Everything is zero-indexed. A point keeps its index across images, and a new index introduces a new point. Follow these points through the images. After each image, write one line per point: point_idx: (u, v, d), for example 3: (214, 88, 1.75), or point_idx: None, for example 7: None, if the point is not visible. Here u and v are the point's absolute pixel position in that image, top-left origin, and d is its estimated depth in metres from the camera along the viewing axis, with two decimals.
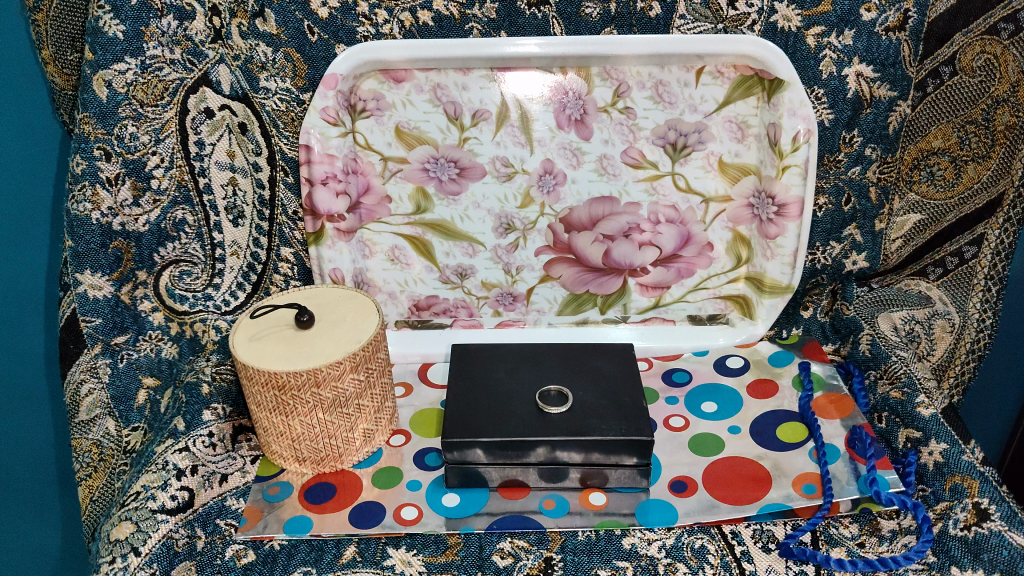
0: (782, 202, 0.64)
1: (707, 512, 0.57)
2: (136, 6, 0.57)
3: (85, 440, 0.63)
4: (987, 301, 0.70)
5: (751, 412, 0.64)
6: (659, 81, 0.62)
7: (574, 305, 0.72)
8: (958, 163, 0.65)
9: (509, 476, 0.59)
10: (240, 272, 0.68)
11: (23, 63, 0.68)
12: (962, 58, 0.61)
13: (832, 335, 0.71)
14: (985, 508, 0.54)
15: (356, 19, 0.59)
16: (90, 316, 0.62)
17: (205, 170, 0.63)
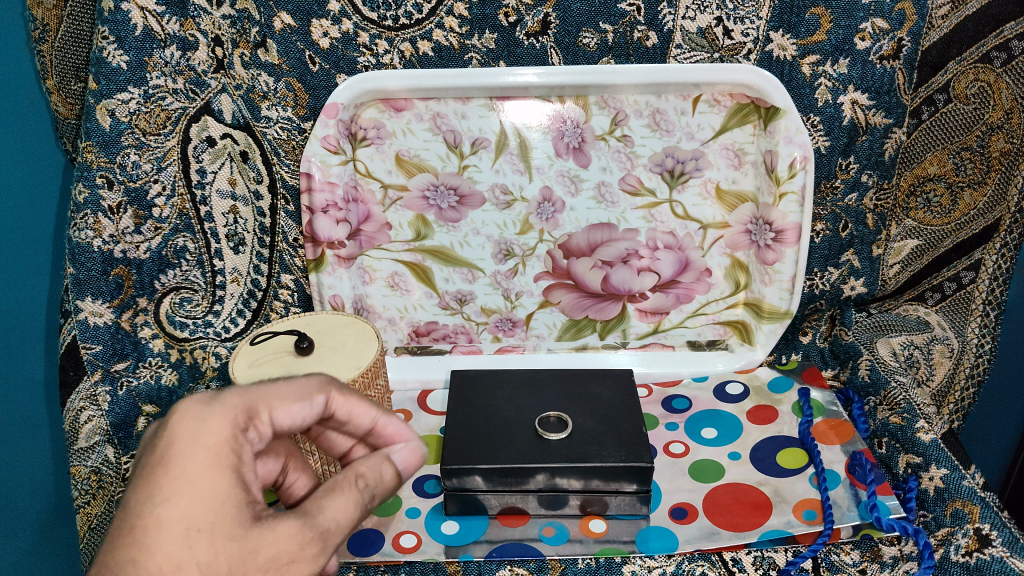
0: (780, 227, 0.64)
1: (707, 539, 0.56)
2: (140, 36, 0.57)
3: (84, 467, 0.60)
4: (986, 327, 0.70)
5: (751, 438, 0.64)
6: (656, 110, 0.63)
7: (573, 331, 0.72)
8: (954, 189, 0.66)
9: (509, 504, 0.59)
10: (240, 299, 0.68)
11: (26, 91, 0.70)
12: (956, 85, 0.62)
13: (832, 360, 0.71)
14: (986, 534, 0.53)
15: (357, 49, 0.60)
16: (90, 343, 0.62)
17: (206, 198, 0.64)
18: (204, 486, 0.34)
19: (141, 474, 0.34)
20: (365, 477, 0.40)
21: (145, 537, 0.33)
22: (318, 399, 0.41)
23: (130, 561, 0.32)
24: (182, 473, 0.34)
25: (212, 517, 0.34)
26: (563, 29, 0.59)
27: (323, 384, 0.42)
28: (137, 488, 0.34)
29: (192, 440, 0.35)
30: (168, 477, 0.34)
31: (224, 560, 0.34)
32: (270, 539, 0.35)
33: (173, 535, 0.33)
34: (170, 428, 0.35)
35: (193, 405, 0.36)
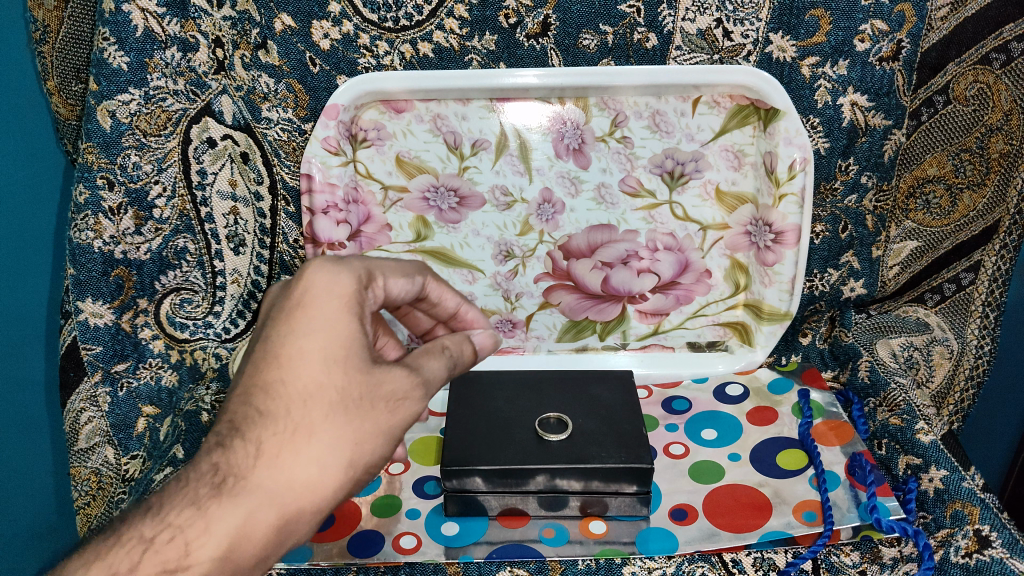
0: (780, 229, 0.64)
1: (707, 540, 0.56)
2: (140, 37, 0.57)
3: (84, 468, 0.60)
4: (986, 328, 0.70)
5: (751, 440, 0.64)
6: (656, 111, 0.63)
7: (573, 332, 0.72)
8: (954, 190, 0.66)
9: (509, 505, 0.59)
10: (240, 300, 0.68)
11: (26, 91, 0.71)
12: (956, 87, 0.62)
13: (832, 361, 0.71)
14: (986, 535, 0.53)
15: (357, 50, 0.60)
16: (90, 343, 0.62)
17: (207, 199, 0.64)
18: (334, 327, 0.39)
19: (284, 313, 0.40)
20: (449, 348, 0.45)
21: (286, 365, 0.39)
22: (420, 277, 0.46)
23: (275, 385, 0.39)
24: (315, 315, 0.39)
25: (338, 355, 0.39)
26: (563, 31, 0.59)
27: (420, 267, 0.46)
28: (280, 326, 0.39)
29: (324, 288, 0.40)
30: (303, 320, 0.39)
31: (352, 389, 0.39)
32: (388, 378, 0.40)
33: (309, 362, 0.39)
34: (304, 276, 0.40)
35: (326, 260, 0.41)
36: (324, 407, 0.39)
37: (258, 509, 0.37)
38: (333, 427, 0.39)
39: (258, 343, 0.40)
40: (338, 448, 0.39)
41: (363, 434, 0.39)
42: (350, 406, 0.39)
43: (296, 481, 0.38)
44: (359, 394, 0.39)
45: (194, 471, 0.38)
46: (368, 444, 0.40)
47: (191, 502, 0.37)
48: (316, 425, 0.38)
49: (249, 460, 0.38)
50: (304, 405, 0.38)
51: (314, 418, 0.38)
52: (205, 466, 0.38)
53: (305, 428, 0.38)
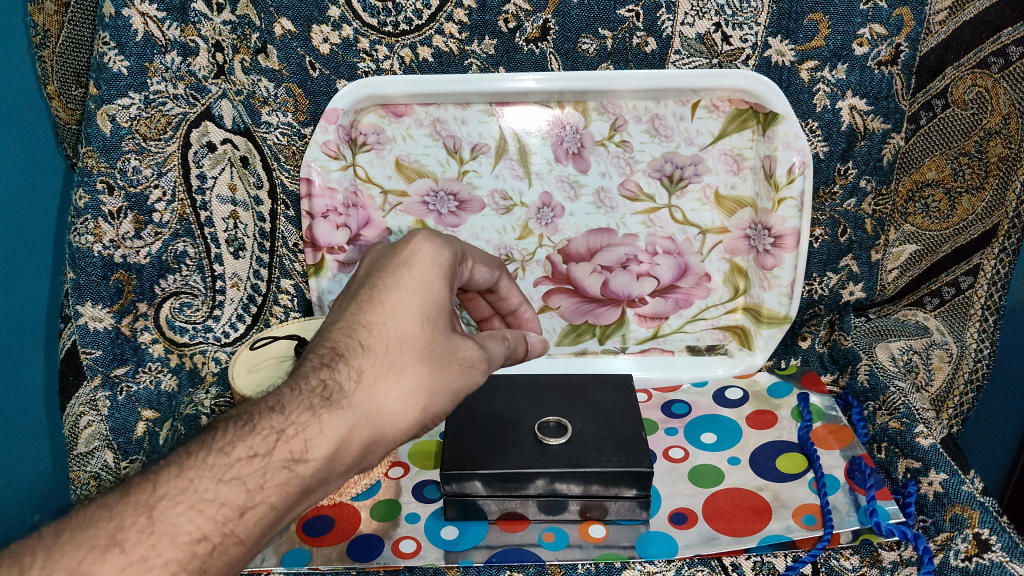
0: (779, 233, 0.64)
1: (707, 544, 0.56)
2: (140, 42, 0.57)
3: (84, 472, 0.61)
4: (985, 331, 0.70)
5: (751, 443, 0.64)
6: (655, 115, 0.63)
7: (573, 335, 0.72)
8: (953, 194, 0.66)
9: (508, 509, 0.59)
10: (240, 304, 0.68)
11: (27, 97, 0.72)
12: (954, 91, 0.62)
13: (832, 365, 0.71)
14: (986, 538, 0.54)
15: (357, 55, 0.60)
16: (90, 347, 0.63)
17: (206, 204, 0.64)
18: (434, 287, 0.44)
19: (390, 267, 0.44)
20: (510, 338, 0.51)
21: (390, 309, 0.43)
22: (494, 273, 0.54)
23: (377, 324, 0.42)
24: (420, 273, 0.44)
25: (432, 312, 0.44)
26: (563, 35, 0.59)
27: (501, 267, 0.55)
28: (386, 277, 0.44)
29: (428, 254, 0.45)
30: (409, 275, 0.44)
31: (438, 341, 0.44)
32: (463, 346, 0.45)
33: (410, 310, 0.43)
34: (412, 240, 0.46)
35: (431, 231, 0.47)
36: (416, 353, 0.43)
37: (358, 425, 0.41)
38: (422, 370, 0.43)
39: (356, 292, 0.45)
40: (422, 390, 0.43)
41: (439, 383, 0.44)
42: (433, 357, 0.43)
43: (387, 411, 0.42)
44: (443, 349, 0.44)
45: (300, 381, 0.41)
46: (444, 391, 0.44)
47: (306, 406, 0.40)
48: (408, 367, 0.42)
49: (353, 382, 0.41)
50: (400, 346, 0.42)
51: (406, 359, 0.42)
52: (312, 381, 0.41)
53: (400, 365, 0.42)
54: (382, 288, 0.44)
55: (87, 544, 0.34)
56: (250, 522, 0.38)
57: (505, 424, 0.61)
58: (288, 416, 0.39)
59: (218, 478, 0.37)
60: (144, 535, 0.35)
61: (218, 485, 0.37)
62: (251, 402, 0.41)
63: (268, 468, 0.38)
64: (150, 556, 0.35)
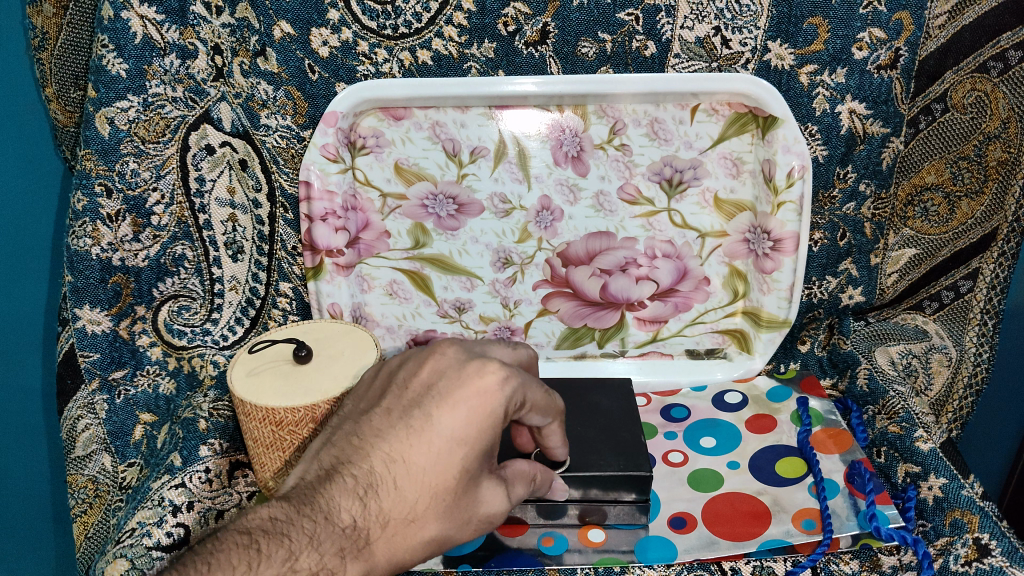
0: (778, 237, 0.64)
1: (706, 549, 0.56)
2: (139, 45, 0.57)
3: (81, 475, 0.63)
4: (984, 335, 0.71)
5: (750, 448, 0.64)
6: (654, 119, 0.63)
7: (572, 339, 0.72)
8: (952, 198, 0.66)
9: (507, 513, 0.58)
10: (238, 307, 0.68)
11: (27, 102, 0.73)
12: (954, 95, 0.62)
13: (830, 369, 0.71)
14: (985, 543, 0.54)
15: (356, 58, 0.60)
16: (89, 351, 0.63)
17: (205, 207, 0.64)
18: (483, 441, 0.44)
19: (450, 404, 0.44)
20: (537, 477, 0.52)
21: (430, 465, 0.43)
22: (549, 412, 0.51)
23: (416, 466, 0.43)
24: (474, 423, 0.44)
25: (470, 467, 0.44)
26: (562, 38, 0.59)
27: (558, 413, 0.52)
28: (441, 411, 0.44)
29: (486, 398, 0.44)
30: (460, 420, 0.43)
31: (462, 499, 0.45)
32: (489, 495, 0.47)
33: (449, 465, 0.43)
34: (475, 376, 0.44)
35: (501, 370, 0.45)
36: (442, 503, 0.44)
37: (370, 570, 0.43)
38: (439, 524, 0.44)
39: (407, 407, 0.44)
40: (436, 537, 0.45)
41: (455, 530, 0.45)
42: (454, 514, 0.45)
43: (396, 554, 0.44)
44: (466, 501, 0.45)
45: (335, 514, 0.42)
46: (452, 537, 0.46)
47: (338, 549, 0.41)
48: (428, 519, 0.44)
49: (376, 527, 0.43)
50: (427, 502, 0.44)
51: (429, 512, 0.44)
52: (344, 516, 0.42)
53: (422, 514, 0.44)
54: (427, 434, 0.43)
55: None
56: None
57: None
58: (323, 556, 0.40)
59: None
60: None
61: None
62: (281, 508, 0.41)
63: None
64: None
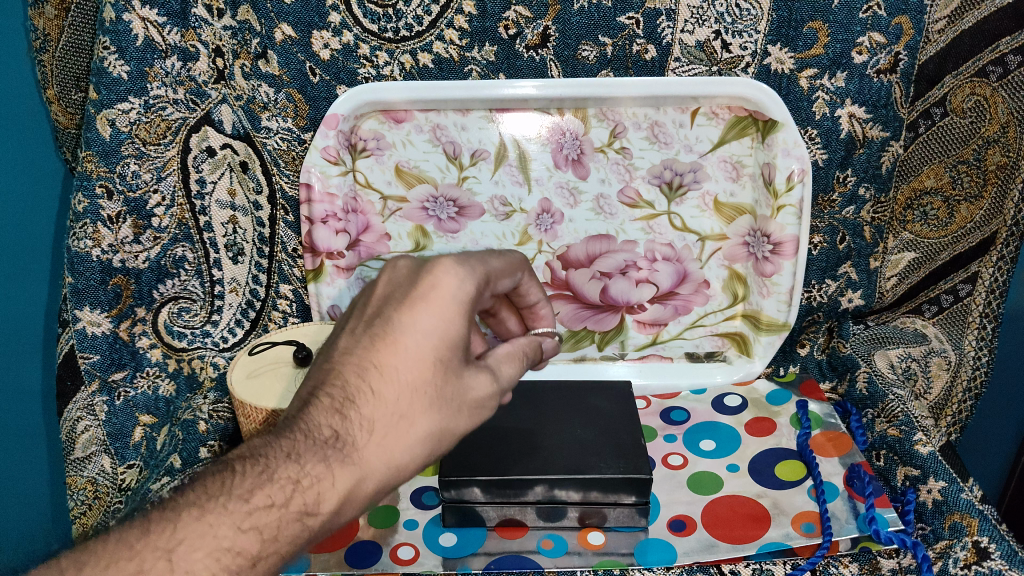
0: (778, 240, 0.64)
1: (706, 551, 0.56)
2: (141, 47, 0.57)
3: (80, 477, 0.63)
4: (983, 339, 0.71)
5: (750, 451, 0.64)
6: (654, 122, 0.63)
7: (572, 342, 0.72)
8: (951, 202, 0.66)
9: (507, 516, 0.59)
10: (239, 308, 0.68)
11: (32, 109, 0.75)
12: (953, 99, 0.62)
13: (830, 372, 0.71)
14: (985, 546, 0.54)
15: (357, 61, 0.60)
16: (89, 352, 0.63)
17: (206, 209, 0.64)
18: (450, 322, 0.41)
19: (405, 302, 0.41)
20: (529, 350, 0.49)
21: (404, 355, 0.40)
22: (516, 272, 0.50)
23: (389, 367, 0.40)
24: (436, 310, 0.41)
25: (445, 353, 0.41)
26: (563, 42, 0.59)
27: (522, 263, 0.51)
28: (401, 311, 0.41)
29: (439, 285, 0.42)
30: (420, 315, 0.41)
31: (449, 387, 0.41)
32: (479, 384, 0.43)
33: (422, 354, 0.40)
34: (433, 270, 0.42)
35: (449, 259, 0.43)
36: (427, 398, 0.40)
37: (366, 479, 0.39)
38: (430, 418, 0.41)
39: (367, 322, 0.42)
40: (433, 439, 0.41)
41: (450, 424, 0.42)
42: (444, 403, 0.41)
43: (394, 462, 0.40)
44: (456, 391, 0.42)
45: (312, 431, 0.38)
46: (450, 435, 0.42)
47: (321, 458, 0.38)
48: (418, 415, 0.40)
49: (363, 433, 0.39)
50: (412, 395, 0.40)
51: (417, 409, 0.40)
52: (325, 429, 0.38)
53: (411, 410, 0.40)
54: (394, 330, 0.41)
55: None
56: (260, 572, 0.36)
57: (516, 435, 0.60)
58: (303, 466, 0.37)
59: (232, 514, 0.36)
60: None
61: (236, 533, 0.35)
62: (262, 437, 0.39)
63: (282, 516, 0.37)
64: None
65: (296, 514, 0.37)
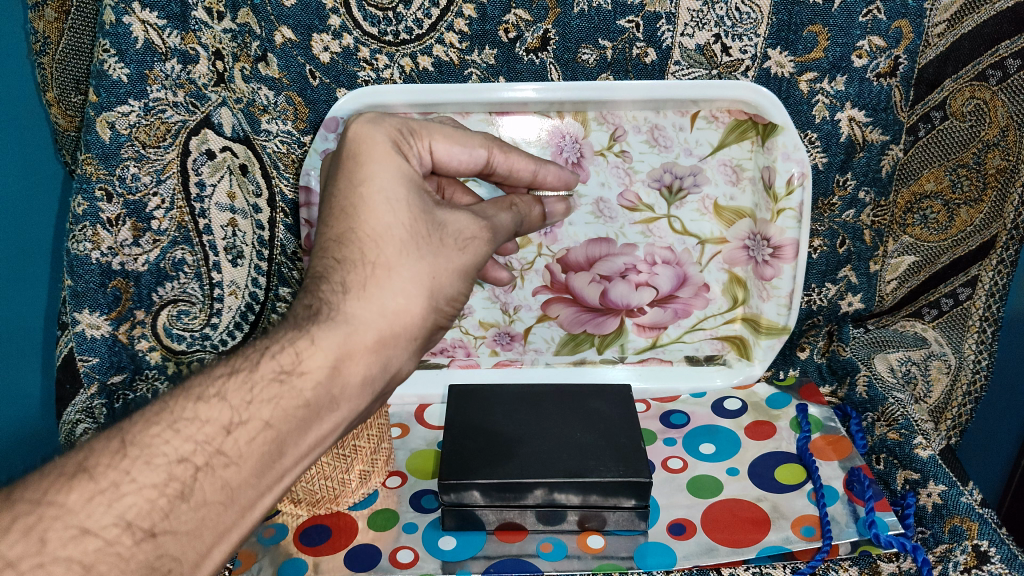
0: (777, 244, 0.65)
1: (706, 555, 0.56)
2: (141, 50, 0.57)
3: None
4: (983, 343, 0.71)
5: (750, 455, 0.64)
6: (654, 126, 0.63)
7: (571, 345, 0.72)
8: (951, 206, 0.66)
9: (507, 519, 0.59)
10: (238, 311, 0.68)
11: (35, 123, 0.76)
12: (953, 103, 0.62)
13: (830, 376, 0.72)
14: (985, 550, 0.54)
15: (357, 63, 0.60)
16: (87, 355, 0.63)
17: (206, 211, 0.63)
18: (388, 171, 0.43)
19: (342, 173, 0.43)
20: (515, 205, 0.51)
21: (356, 212, 0.42)
22: (476, 147, 0.50)
23: (347, 233, 0.41)
24: (370, 167, 0.43)
25: (398, 200, 0.42)
26: (563, 45, 0.59)
27: (487, 141, 0.51)
28: (343, 185, 0.43)
29: (366, 146, 0.44)
30: (354, 185, 0.43)
31: (422, 229, 0.42)
32: (456, 228, 0.44)
33: (376, 208, 0.42)
34: (361, 141, 0.44)
35: (367, 119, 0.45)
36: (396, 244, 0.41)
37: (357, 334, 0.39)
38: (410, 262, 0.41)
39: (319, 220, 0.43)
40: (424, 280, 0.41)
41: (438, 269, 0.42)
42: (419, 245, 0.42)
43: (387, 310, 0.40)
44: (429, 236, 0.42)
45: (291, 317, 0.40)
46: (445, 290, 0.42)
47: (293, 326, 0.39)
48: (394, 261, 0.41)
49: (337, 293, 0.40)
50: (377, 244, 0.41)
51: (390, 254, 0.41)
52: (301, 308, 0.40)
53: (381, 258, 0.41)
54: (343, 203, 0.42)
55: (55, 472, 0.32)
56: (240, 441, 0.35)
57: (510, 441, 0.59)
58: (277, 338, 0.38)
59: (196, 398, 0.36)
60: (112, 459, 0.33)
61: (197, 404, 0.36)
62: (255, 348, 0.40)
63: (257, 382, 0.37)
64: (122, 483, 0.32)
65: (275, 373, 0.37)
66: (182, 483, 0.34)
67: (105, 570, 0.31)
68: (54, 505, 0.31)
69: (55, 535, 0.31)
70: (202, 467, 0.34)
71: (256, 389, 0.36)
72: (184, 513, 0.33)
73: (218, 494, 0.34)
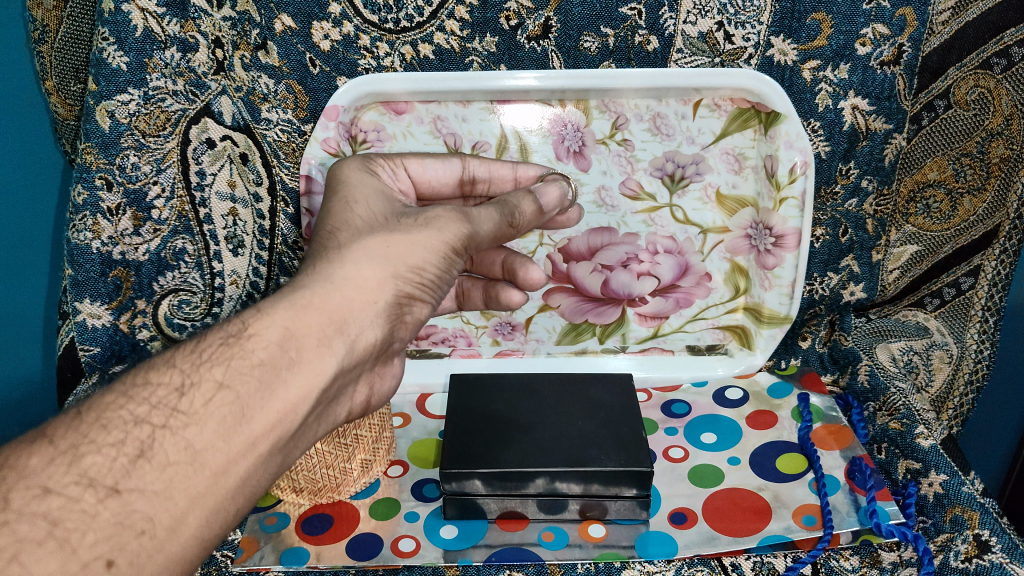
0: (780, 233, 0.64)
1: (707, 544, 0.56)
2: (140, 37, 0.56)
3: None
4: (985, 332, 0.70)
5: (751, 443, 0.64)
6: (657, 114, 0.63)
7: (573, 334, 0.72)
8: (954, 195, 0.66)
9: (508, 508, 0.59)
10: (239, 300, 0.67)
11: (33, 111, 0.76)
12: (957, 92, 0.62)
13: (832, 365, 0.72)
14: (986, 540, 0.53)
15: (358, 52, 0.60)
16: (89, 345, 0.63)
17: (206, 200, 0.63)
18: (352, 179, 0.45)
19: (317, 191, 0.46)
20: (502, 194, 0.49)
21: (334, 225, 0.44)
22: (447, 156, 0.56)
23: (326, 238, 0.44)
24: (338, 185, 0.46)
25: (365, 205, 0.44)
26: (564, 33, 0.59)
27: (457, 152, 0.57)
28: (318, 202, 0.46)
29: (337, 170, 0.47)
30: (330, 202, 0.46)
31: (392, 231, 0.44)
32: (437, 218, 0.45)
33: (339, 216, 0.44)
34: (342, 176, 0.49)
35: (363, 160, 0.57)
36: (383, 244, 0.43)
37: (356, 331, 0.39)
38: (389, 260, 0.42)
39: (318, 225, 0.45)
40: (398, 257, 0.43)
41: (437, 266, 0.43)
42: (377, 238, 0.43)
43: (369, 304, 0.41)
44: (408, 227, 0.44)
45: None
46: None
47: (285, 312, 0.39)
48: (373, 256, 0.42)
49: (323, 284, 0.40)
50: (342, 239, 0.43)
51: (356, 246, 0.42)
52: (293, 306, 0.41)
53: (359, 255, 0.42)
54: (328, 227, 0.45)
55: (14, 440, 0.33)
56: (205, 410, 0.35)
57: (511, 429, 0.59)
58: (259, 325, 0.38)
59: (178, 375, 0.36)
60: (69, 429, 0.33)
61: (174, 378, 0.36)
62: None
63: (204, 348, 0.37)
64: (81, 444, 0.32)
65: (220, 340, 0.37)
66: (141, 441, 0.33)
67: (72, 527, 0.30)
68: (15, 468, 0.31)
69: (19, 494, 0.30)
70: (159, 427, 0.34)
71: (206, 353, 0.37)
72: (148, 473, 0.32)
73: (181, 453, 0.33)
